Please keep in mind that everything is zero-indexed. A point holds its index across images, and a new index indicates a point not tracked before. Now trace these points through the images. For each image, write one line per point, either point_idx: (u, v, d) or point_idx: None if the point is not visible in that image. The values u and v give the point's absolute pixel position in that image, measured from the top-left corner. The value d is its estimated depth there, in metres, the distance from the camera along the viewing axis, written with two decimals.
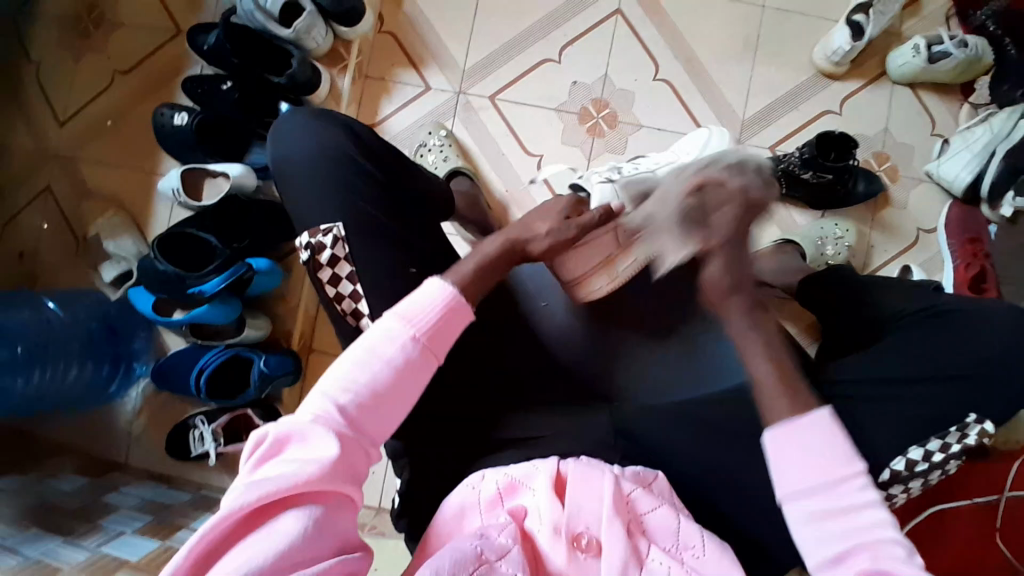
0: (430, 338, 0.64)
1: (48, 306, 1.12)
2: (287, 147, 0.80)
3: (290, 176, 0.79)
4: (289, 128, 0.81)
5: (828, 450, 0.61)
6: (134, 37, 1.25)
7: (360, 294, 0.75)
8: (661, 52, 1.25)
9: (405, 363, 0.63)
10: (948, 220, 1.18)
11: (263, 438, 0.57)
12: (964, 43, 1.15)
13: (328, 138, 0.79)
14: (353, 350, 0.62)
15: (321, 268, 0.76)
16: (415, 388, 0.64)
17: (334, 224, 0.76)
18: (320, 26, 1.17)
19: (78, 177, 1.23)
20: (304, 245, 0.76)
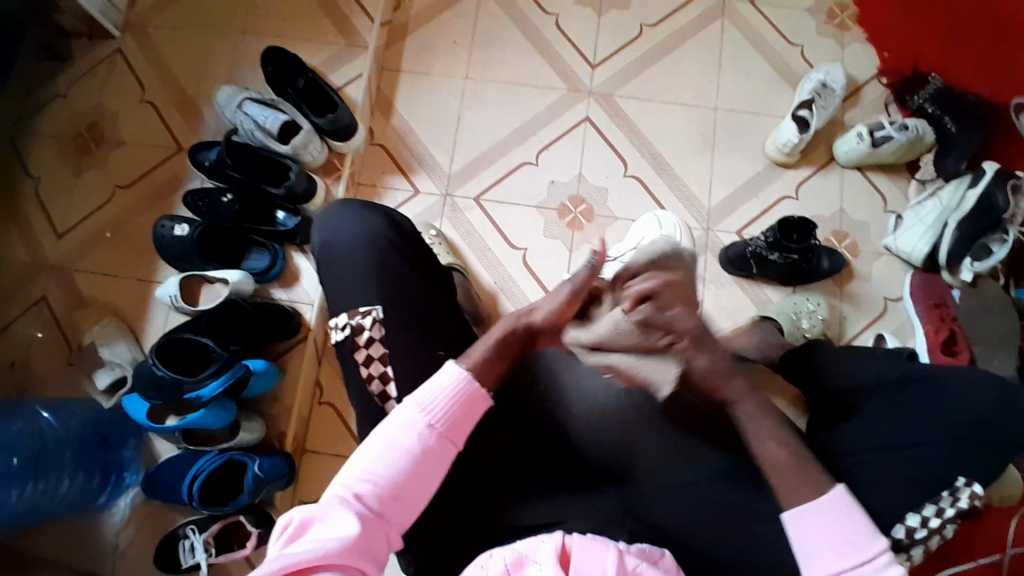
0: (446, 426, 0.71)
1: (43, 416, 1.11)
2: (333, 230, 0.88)
3: (331, 252, 0.87)
4: (335, 217, 0.90)
5: (849, 529, 0.68)
6: (136, 155, 1.33)
7: (390, 375, 0.80)
8: (628, 151, 1.37)
9: (422, 450, 0.69)
10: (912, 286, 1.26)
11: (291, 517, 0.63)
12: (904, 126, 1.28)
13: (373, 226, 0.89)
14: (375, 440, 0.69)
15: (358, 349, 0.81)
16: (432, 474, 0.70)
17: (373, 307, 0.82)
18: (316, 141, 1.26)
19: (75, 286, 1.27)
20: (343, 325, 0.82)
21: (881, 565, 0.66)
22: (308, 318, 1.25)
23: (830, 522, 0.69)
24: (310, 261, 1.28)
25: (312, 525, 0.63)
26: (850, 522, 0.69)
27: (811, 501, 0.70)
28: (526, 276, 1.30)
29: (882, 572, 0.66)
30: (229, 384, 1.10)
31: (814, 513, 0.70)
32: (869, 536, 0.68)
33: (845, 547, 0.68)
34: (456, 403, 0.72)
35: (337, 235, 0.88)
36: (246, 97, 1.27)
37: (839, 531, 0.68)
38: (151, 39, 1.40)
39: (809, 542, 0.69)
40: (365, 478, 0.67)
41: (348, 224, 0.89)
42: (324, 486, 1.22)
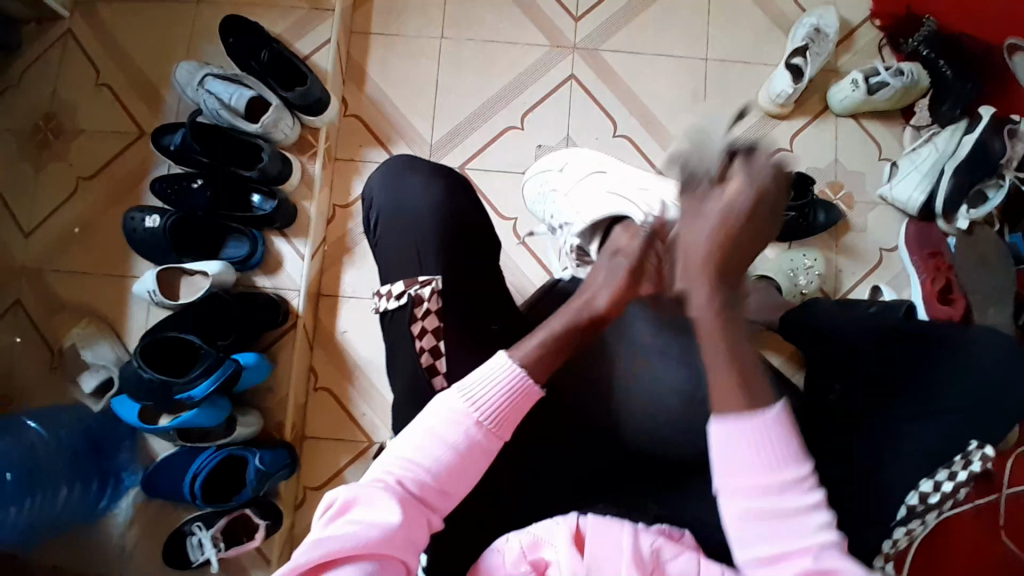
0: (493, 420, 0.66)
1: (29, 426, 1.08)
2: (395, 194, 0.85)
3: (394, 219, 0.84)
4: (404, 176, 0.87)
5: (779, 447, 0.57)
6: (97, 142, 1.25)
7: (443, 351, 0.76)
8: (617, 110, 1.31)
9: (468, 444, 0.65)
10: (907, 237, 1.25)
11: (335, 495, 0.61)
12: (899, 72, 1.23)
13: (433, 189, 0.85)
14: (419, 425, 0.65)
15: (414, 320, 0.77)
16: (477, 468, 0.66)
17: (433, 277, 0.79)
18: (286, 118, 1.19)
19: (48, 287, 1.21)
20: (400, 292, 0.78)
21: (804, 488, 0.57)
22: (294, 304, 1.21)
23: (757, 442, 0.57)
24: (293, 246, 1.23)
25: (352, 508, 0.60)
26: (783, 442, 0.57)
27: (739, 419, 0.57)
28: (518, 247, 1.26)
29: (801, 497, 0.57)
30: (219, 382, 1.06)
31: (750, 431, 0.57)
32: (794, 456, 0.57)
33: (768, 467, 0.56)
34: (505, 395, 0.66)
35: (401, 203, 0.84)
36: (208, 73, 1.19)
37: (767, 451, 0.57)
38: (98, 13, 1.29)
39: (735, 446, 0.57)
40: (409, 463, 0.64)
41: (414, 193, 0.85)
42: (326, 473, 1.21)
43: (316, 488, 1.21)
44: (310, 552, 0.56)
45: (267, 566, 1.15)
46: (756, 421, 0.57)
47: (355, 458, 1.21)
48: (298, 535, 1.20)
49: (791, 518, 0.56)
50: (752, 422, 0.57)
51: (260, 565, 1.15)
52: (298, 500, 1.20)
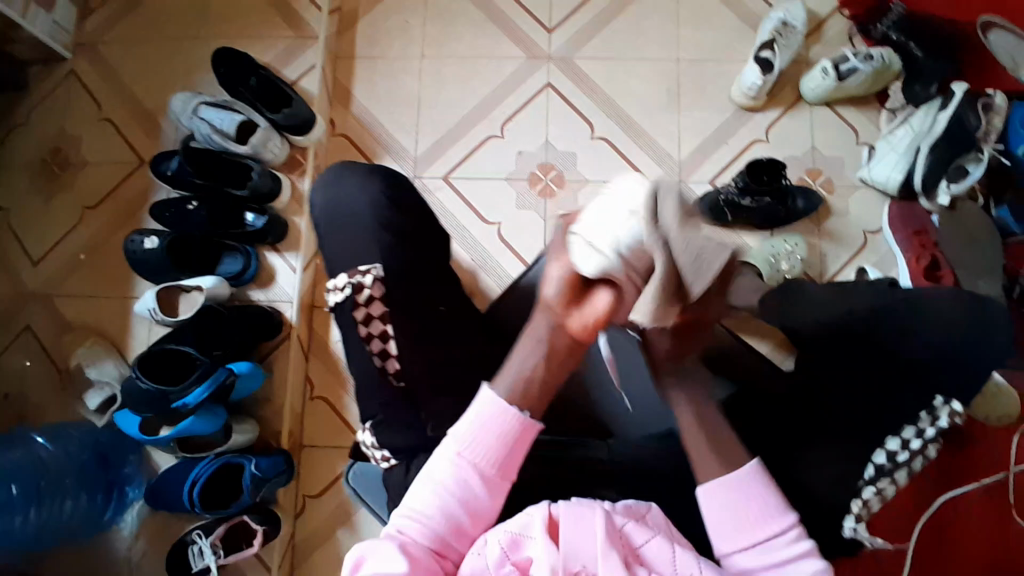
0: (488, 461, 0.71)
1: (37, 442, 1.13)
2: (332, 199, 0.94)
3: (332, 219, 0.93)
4: (339, 180, 0.95)
5: (763, 501, 0.68)
6: (100, 173, 1.33)
7: (390, 334, 0.85)
8: (594, 113, 1.35)
9: (468, 490, 0.71)
10: (891, 217, 1.25)
11: (353, 555, 0.69)
12: (868, 57, 1.25)
13: (368, 186, 0.93)
14: (424, 480, 0.72)
15: (359, 307, 0.86)
16: (480, 513, 0.71)
17: (373, 266, 0.87)
18: (275, 138, 1.26)
19: (56, 312, 1.27)
20: (345, 284, 0.87)
21: (788, 540, 0.67)
22: (288, 315, 1.25)
23: (744, 498, 0.68)
24: (285, 258, 1.28)
25: (365, 561, 0.68)
26: (762, 499, 0.68)
27: (724, 478, 0.69)
28: (502, 249, 1.29)
29: (791, 546, 0.67)
30: (214, 390, 1.11)
31: (726, 493, 0.68)
32: (779, 510, 0.68)
33: (757, 523, 0.68)
34: (498, 439, 0.71)
35: (340, 203, 0.93)
36: (201, 102, 1.26)
37: (751, 508, 0.68)
38: (101, 56, 1.38)
39: (716, 511, 0.69)
40: (415, 517, 0.71)
41: (352, 190, 0.93)
42: (324, 480, 1.23)
43: (315, 496, 1.22)
44: None
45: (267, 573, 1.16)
46: (733, 481, 0.68)
47: None
48: (298, 543, 1.21)
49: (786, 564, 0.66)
50: (736, 478, 0.69)
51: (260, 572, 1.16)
52: (297, 509, 1.22)
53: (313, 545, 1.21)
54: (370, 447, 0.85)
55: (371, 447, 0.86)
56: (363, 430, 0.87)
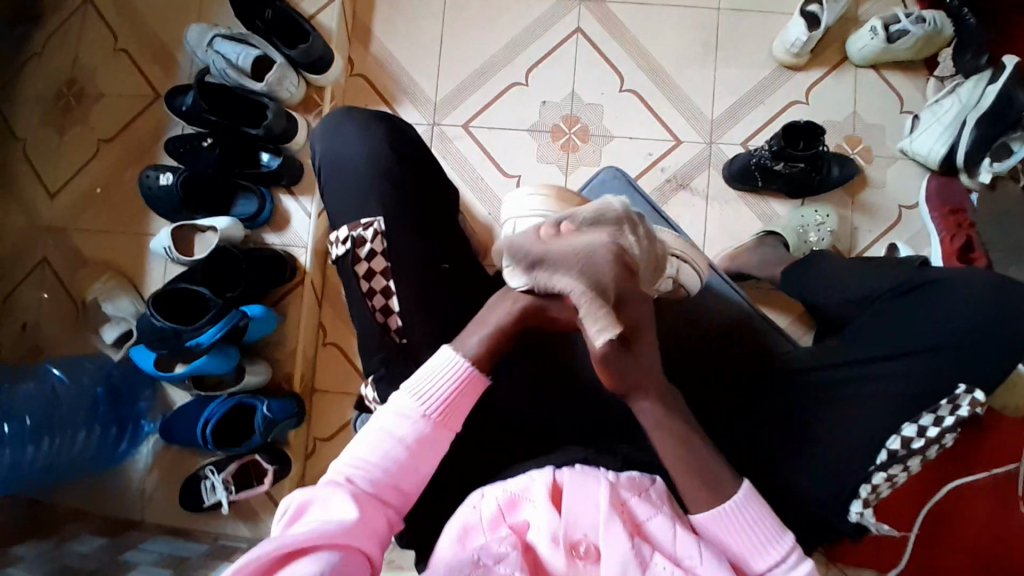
0: (441, 412, 0.74)
1: (52, 373, 1.15)
2: (330, 150, 0.90)
3: (331, 172, 0.90)
4: (339, 131, 0.91)
5: (765, 526, 0.72)
6: (114, 106, 1.30)
7: (392, 290, 0.84)
8: (624, 64, 1.28)
9: (416, 438, 0.72)
10: (929, 191, 1.19)
11: (294, 499, 0.67)
12: (921, 19, 1.16)
13: (372, 140, 0.90)
14: (370, 430, 0.73)
15: (359, 261, 0.85)
16: (428, 460, 0.73)
17: (375, 219, 0.86)
18: (290, 76, 1.20)
19: (72, 246, 1.27)
20: (346, 237, 0.86)
21: (787, 563, 0.71)
22: (303, 261, 1.25)
23: (746, 525, 0.72)
24: (299, 203, 1.26)
25: (310, 507, 0.67)
26: (756, 524, 0.72)
27: (720, 507, 0.72)
28: None
29: (792, 567, 0.71)
30: (227, 330, 1.11)
31: (728, 520, 0.72)
32: (780, 534, 0.72)
33: (763, 547, 0.72)
34: (449, 387, 0.75)
35: (337, 154, 0.90)
36: (217, 34, 1.21)
37: (749, 533, 0.72)
38: None
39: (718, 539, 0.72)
40: (357, 465, 0.71)
41: (349, 140, 0.90)
42: (335, 424, 1.25)
43: (326, 438, 1.25)
44: (268, 544, 0.59)
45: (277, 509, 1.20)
46: (727, 508, 0.72)
47: None
48: (308, 481, 1.24)
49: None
50: (738, 509, 0.72)
51: (270, 508, 1.20)
52: (308, 449, 1.25)
53: None
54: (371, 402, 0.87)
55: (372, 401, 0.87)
56: (367, 385, 0.88)
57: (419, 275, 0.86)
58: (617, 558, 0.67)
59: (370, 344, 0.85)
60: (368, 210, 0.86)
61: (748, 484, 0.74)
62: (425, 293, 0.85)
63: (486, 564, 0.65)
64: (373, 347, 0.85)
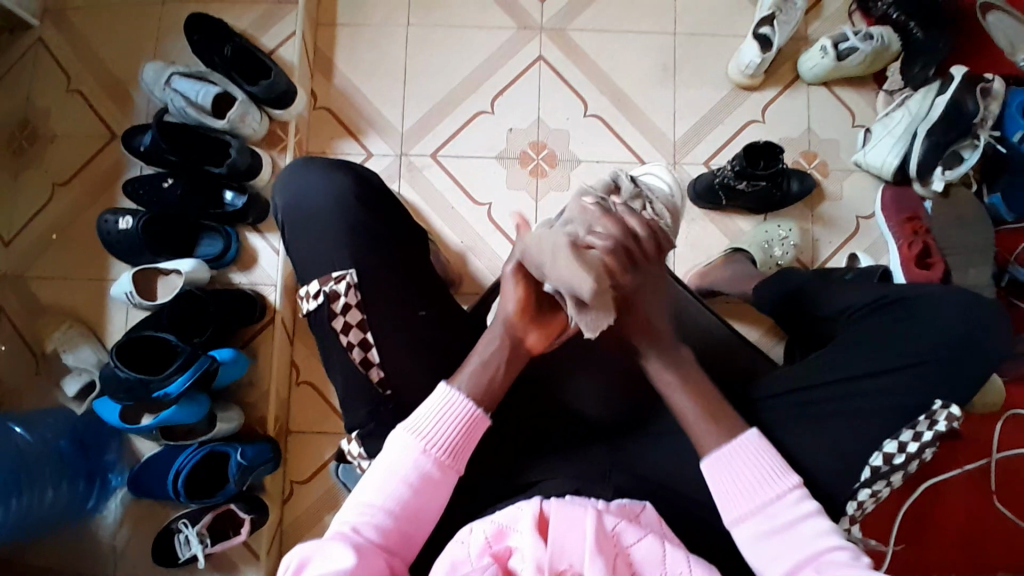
0: (446, 451, 0.74)
1: (15, 430, 1.09)
2: (300, 194, 0.90)
3: (296, 217, 0.89)
4: (307, 174, 0.91)
5: (765, 467, 0.72)
6: (67, 147, 1.25)
7: (370, 342, 0.84)
8: (588, 89, 1.30)
9: (420, 477, 0.73)
10: (884, 202, 1.24)
11: (294, 557, 0.65)
12: (868, 36, 1.22)
13: (339, 179, 0.90)
14: (375, 472, 0.73)
15: (335, 316, 0.84)
16: (433, 500, 0.73)
17: (347, 271, 0.85)
18: (253, 111, 1.19)
19: (28, 294, 1.21)
20: (317, 292, 0.84)
21: (793, 500, 0.71)
22: (272, 299, 1.22)
23: (744, 463, 0.73)
24: (267, 241, 1.23)
25: (310, 563, 0.65)
26: (762, 460, 0.73)
27: (725, 445, 0.74)
28: (492, 231, 1.26)
29: (795, 508, 0.70)
30: (197, 377, 1.07)
31: (732, 456, 0.73)
32: (781, 471, 0.72)
33: (761, 487, 0.71)
34: (453, 425, 0.75)
35: (302, 199, 0.89)
36: (173, 72, 1.19)
37: (753, 472, 0.72)
38: (67, 18, 1.29)
39: (723, 483, 0.73)
40: (363, 511, 0.71)
41: (312, 185, 0.90)
42: (312, 465, 1.22)
43: (304, 481, 1.22)
44: None
45: (257, 560, 1.16)
46: (731, 446, 0.73)
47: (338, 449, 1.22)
48: (287, 527, 1.21)
49: (790, 521, 0.70)
50: (731, 448, 0.73)
51: (249, 560, 1.16)
52: (285, 494, 1.21)
53: (303, 531, 1.20)
54: (357, 457, 0.85)
55: (358, 456, 0.86)
56: (349, 439, 0.86)
57: (401, 315, 0.85)
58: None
59: (353, 388, 0.84)
60: (346, 250, 0.86)
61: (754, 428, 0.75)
62: (407, 333, 0.85)
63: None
64: (358, 391, 0.84)
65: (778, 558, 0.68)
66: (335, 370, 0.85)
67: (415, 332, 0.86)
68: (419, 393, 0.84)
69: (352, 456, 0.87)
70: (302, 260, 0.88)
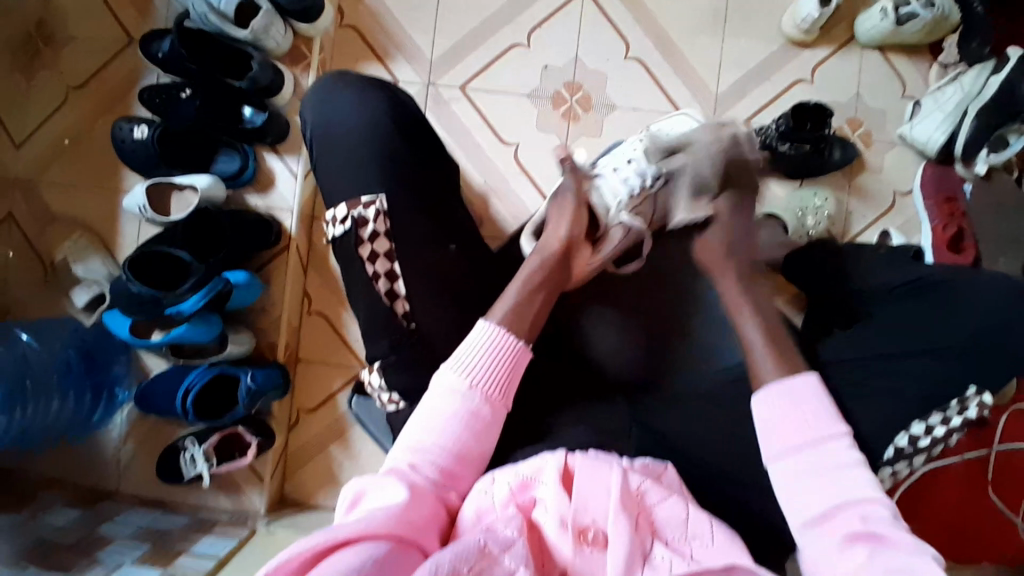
0: (492, 387, 0.75)
1: (21, 338, 1.06)
2: (329, 117, 0.86)
3: (328, 142, 0.85)
4: (338, 96, 0.86)
5: (818, 410, 0.71)
6: (82, 49, 1.19)
7: (398, 272, 0.81)
8: (631, 31, 1.23)
9: (469, 411, 0.74)
10: (923, 180, 1.19)
11: (352, 490, 0.67)
12: (931, 3, 1.14)
13: (370, 108, 0.86)
14: (426, 410, 0.75)
15: (362, 244, 0.81)
16: (485, 433, 0.74)
17: (377, 198, 0.82)
18: (278, 24, 1.11)
19: (39, 202, 1.18)
20: (346, 216, 0.82)
21: (842, 446, 0.68)
22: (286, 225, 1.18)
23: (802, 404, 0.72)
24: (285, 162, 1.19)
25: (365, 497, 0.66)
26: (818, 405, 0.71)
27: (779, 381, 0.74)
28: (519, 175, 1.22)
29: (841, 453, 0.68)
30: (210, 298, 1.06)
31: (786, 394, 0.72)
32: (832, 419, 0.70)
33: (811, 426, 0.70)
34: (498, 360, 0.76)
35: (335, 120, 0.85)
36: None
37: (802, 412, 0.71)
38: None
39: (771, 416, 0.72)
40: (418, 449, 0.72)
41: (344, 106, 0.86)
42: (319, 394, 1.22)
43: (310, 410, 1.22)
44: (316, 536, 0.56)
45: (260, 483, 1.16)
46: (790, 383, 0.73)
47: (348, 380, 1.22)
48: (291, 453, 1.22)
49: (836, 464, 0.67)
50: (793, 388, 0.73)
51: (253, 482, 1.17)
52: (291, 419, 1.22)
53: (307, 456, 1.22)
54: (377, 390, 0.83)
55: (379, 390, 0.84)
56: (371, 371, 0.84)
57: (430, 255, 0.83)
58: (621, 548, 0.64)
59: (377, 328, 0.82)
60: (379, 181, 0.82)
61: (813, 372, 0.75)
62: (435, 275, 0.83)
63: (494, 548, 0.62)
64: (383, 331, 0.82)
65: (813, 497, 0.67)
66: (358, 307, 0.83)
67: (443, 279, 0.83)
68: (444, 342, 0.82)
69: (371, 390, 0.86)
70: (332, 190, 0.84)
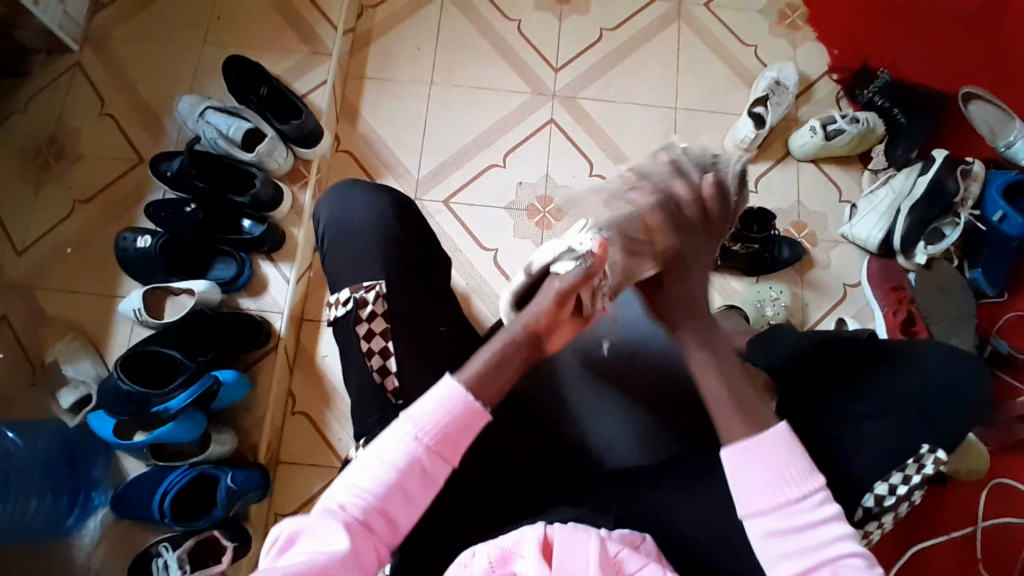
0: (438, 441, 0.67)
1: (7, 435, 1.07)
2: (337, 210, 0.95)
3: (329, 232, 0.94)
4: (346, 194, 0.97)
5: (792, 467, 0.69)
6: (94, 166, 1.31)
7: (392, 350, 0.85)
8: (593, 150, 1.39)
9: (410, 465, 0.66)
10: (870, 272, 1.30)
11: (285, 528, 0.64)
12: (855, 120, 1.33)
13: (365, 203, 0.95)
14: (368, 454, 0.67)
15: (359, 322, 0.87)
16: (427, 488, 0.67)
17: (376, 282, 0.89)
18: (280, 148, 1.25)
19: (35, 305, 1.23)
20: (347, 298, 0.88)
21: (816, 502, 0.68)
22: (276, 326, 1.24)
23: (773, 459, 0.69)
24: (279, 270, 1.27)
25: (299, 538, 0.63)
26: (790, 462, 0.69)
27: (748, 440, 0.70)
28: (498, 276, 1.31)
29: (816, 511, 0.67)
30: (198, 395, 1.07)
31: (751, 454, 0.70)
32: (807, 475, 0.68)
33: (784, 485, 0.68)
34: (450, 413, 0.68)
35: (340, 214, 0.95)
36: (208, 106, 1.27)
37: (779, 469, 0.69)
38: (110, 53, 1.38)
39: (742, 477, 0.69)
40: (354, 494, 0.65)
41: (351, 201, 0.96)
42: (296, 500, 1.20)
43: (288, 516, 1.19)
44: None
45: None
46: (759, 441, 0.70)
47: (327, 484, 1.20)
48: None
49: (805, 526, 0.67)
50: (766, 444, 0.70)
51: None
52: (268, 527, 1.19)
53: None
54: None
55: None
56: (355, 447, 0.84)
57: (416, 330, 0.88)
58: None
59: (365, 397, 0.85)
60: (370, 261, 0.90)
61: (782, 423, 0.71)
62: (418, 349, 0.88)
63: None
64: (369, 400, 0.85)
65: (786, 557, 0.67)
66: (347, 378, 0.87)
67: (427, 352, 0.88)
68: None
69: None
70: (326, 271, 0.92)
